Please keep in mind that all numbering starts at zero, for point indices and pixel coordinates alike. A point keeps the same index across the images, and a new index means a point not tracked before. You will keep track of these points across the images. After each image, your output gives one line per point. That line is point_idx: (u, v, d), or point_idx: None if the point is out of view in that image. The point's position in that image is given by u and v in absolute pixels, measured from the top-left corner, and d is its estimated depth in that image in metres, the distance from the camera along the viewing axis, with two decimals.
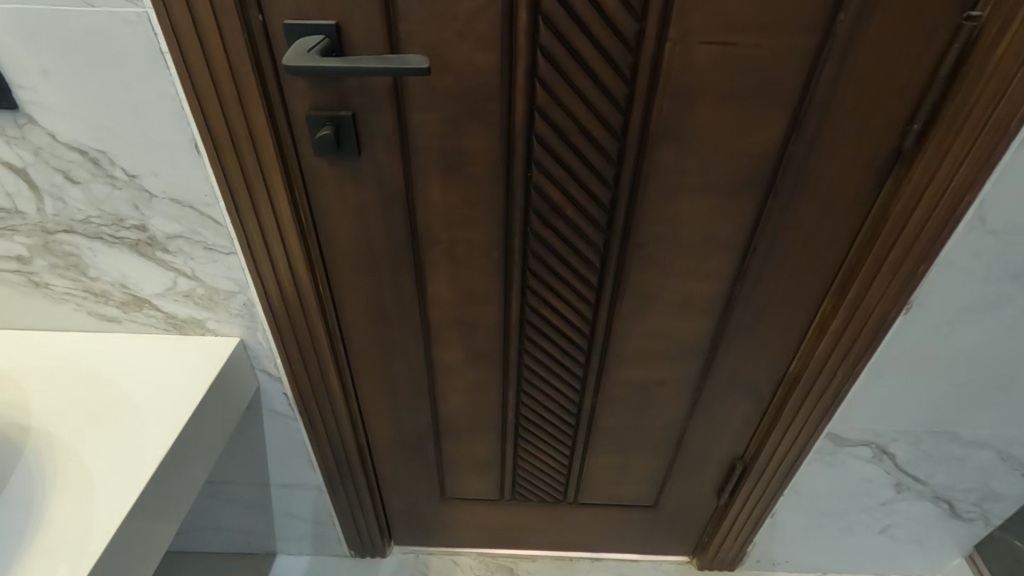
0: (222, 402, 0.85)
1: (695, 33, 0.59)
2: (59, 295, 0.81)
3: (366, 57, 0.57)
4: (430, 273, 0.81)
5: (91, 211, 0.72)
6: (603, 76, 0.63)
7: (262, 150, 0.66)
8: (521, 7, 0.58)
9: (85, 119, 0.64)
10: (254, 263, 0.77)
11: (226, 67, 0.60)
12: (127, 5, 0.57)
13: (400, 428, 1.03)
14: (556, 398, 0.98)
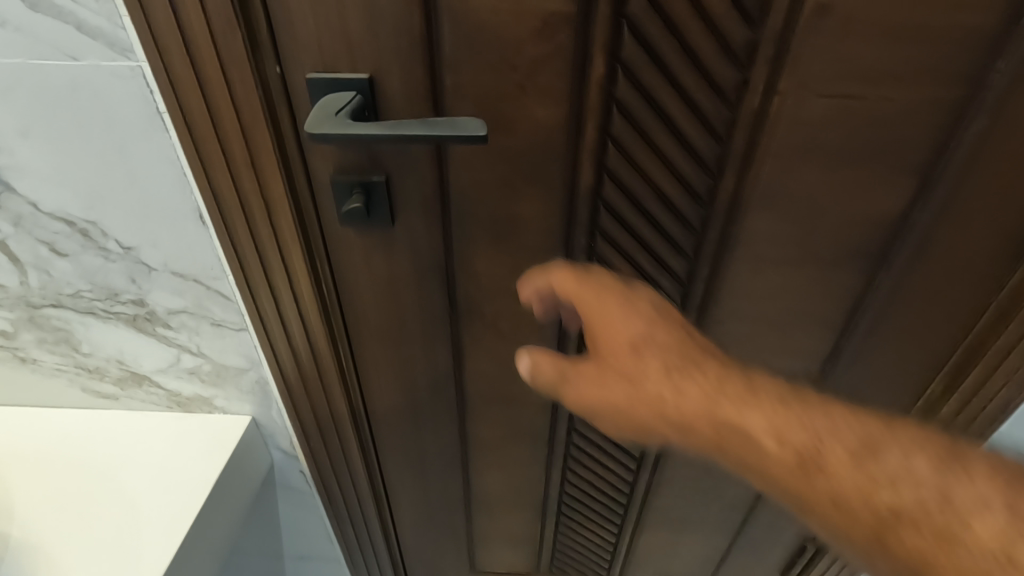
0: (232, 489, 0.76)
1: (811, 83, 0.48)
2: (49, 371, 0.71)
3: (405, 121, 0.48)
4: (469, 346, 0.70)
5: (82, 284, 0.62)
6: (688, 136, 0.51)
7: (278, 220, 0.56)
8: (597, 54, 0.47)
9: (71, 184, 0.54)
10: (268, 341, 0.66)
11: (235, 128, 0.49)
12: (118, 57, 0.46)
13: (428, 505, 0.92)
14: (605, 474, 0.88)
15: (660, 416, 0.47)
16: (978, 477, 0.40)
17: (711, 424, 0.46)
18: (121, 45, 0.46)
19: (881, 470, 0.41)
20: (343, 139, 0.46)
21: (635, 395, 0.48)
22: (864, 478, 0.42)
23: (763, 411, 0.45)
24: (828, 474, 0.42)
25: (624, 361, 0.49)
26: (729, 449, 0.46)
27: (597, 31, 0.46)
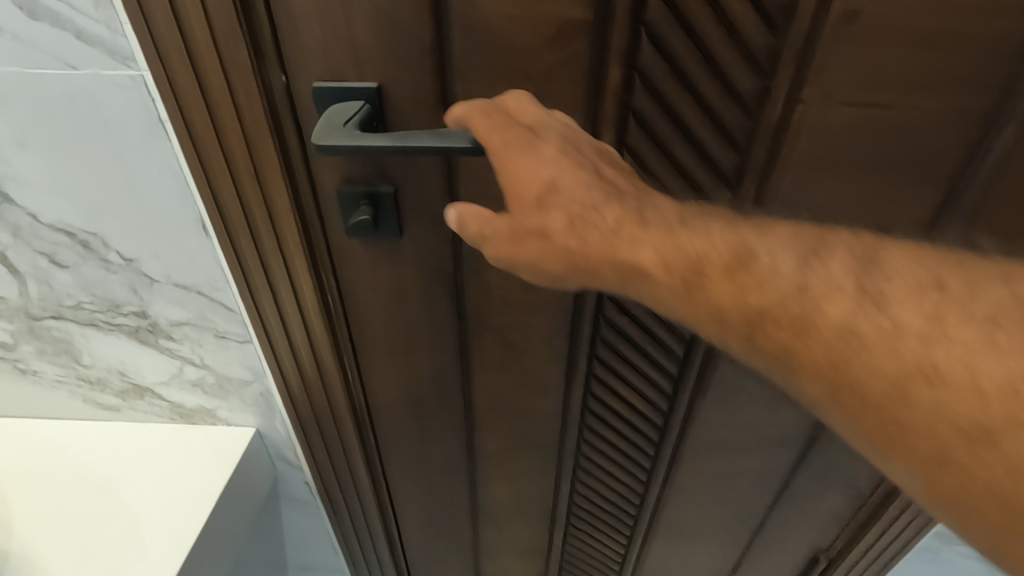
0: (235, 503, 0.74)
1: (835, 91, 0.46)
2: (50, 382, 0.70)
3: (418, 134, 0.46)
4: (478, 358, 0.69)
5: (83, 295, 0.61)
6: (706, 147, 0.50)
7: (283, 231, 0.54)
8: (613, 62, 0.46)
9: (71, 195, 0.52)
10: (272, 353, 0.64)
11: (239, 138, 0.48)
12: (119, 65, 0.45)
13: (435, 517, 0.91)
14: (615, 485, 0.87)
15: (570, 264, 0.45)
16: (825, 263, 0.40)
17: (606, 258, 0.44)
18: (121, 53, 0.44)
19: (758, 283, 0.41)
20: (350, 150, 0.45)
21: (550, 250, 0.44)
22: (744, 288, 0.41)
23: (657, 243, 0.42)
24: (704, 292, 0.42)
25: (548, 224, 0.44)
26: (631, 282, 0.44)
27: (613, 38, 0.45)
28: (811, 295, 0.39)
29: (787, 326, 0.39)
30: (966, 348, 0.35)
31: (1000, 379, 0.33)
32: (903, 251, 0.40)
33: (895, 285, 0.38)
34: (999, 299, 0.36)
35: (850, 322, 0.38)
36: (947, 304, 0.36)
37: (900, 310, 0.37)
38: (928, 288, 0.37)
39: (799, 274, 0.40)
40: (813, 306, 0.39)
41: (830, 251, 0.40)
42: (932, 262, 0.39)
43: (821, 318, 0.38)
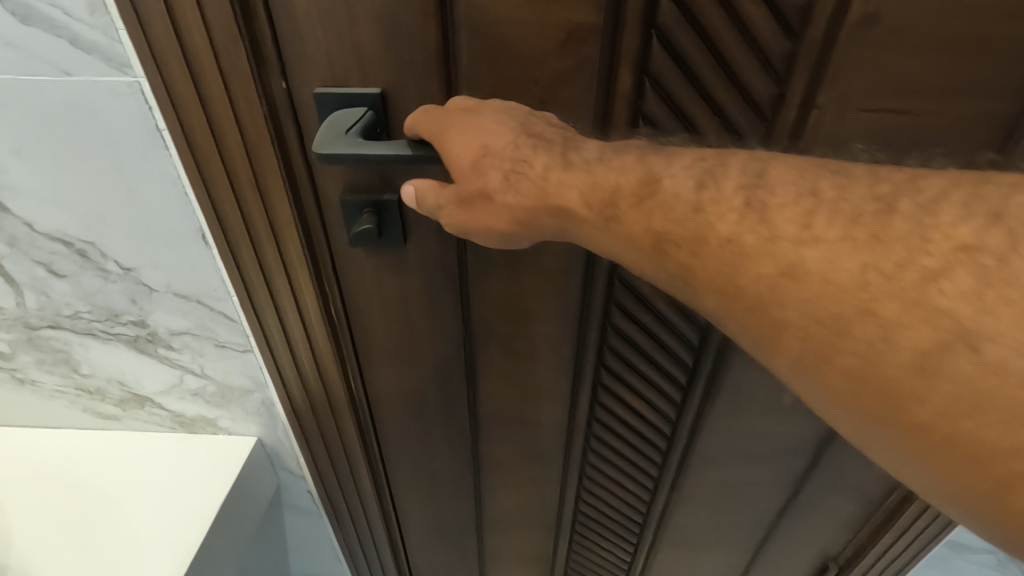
0: (236, 513, 0.73)
1: (853, 97, 0.45)
2: (48, 392, 0.69)
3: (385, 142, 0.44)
4: (483, 366, 0.67)
5: (81, 305, 0.59)
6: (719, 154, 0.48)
7: (284, 240, 0.53)
8: (624, 68, 0.44)
9: (68, 205, 0.51)
10: (274, 362, 0.63)
11: (239, 146, 0.47)
12: (115, 72, 0.44)
13: (439, 525, 0.90)
14: (621, 494, 0.86)
15: (519, 223, 0.43)
16: (715, 178, 0.39)
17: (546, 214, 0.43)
18: (117, 60, 0.43)
19: (659, 204, 0.39)
20: (351, 159, 0.44)
21: (497, 212, 0.43)
22: (650, 213, 0.39)
23: (575, 180, 0.41)
24: (618, 225, 0.40)
25: (489, 184, 0.42)
26: (572, 231, 0.43)
27: (624, 42, 0.43)
28: (701, 210, 0.38)
29: (689, 250, 0.38)
30: (836, 247, 0.34)
31: (857, 272, 0.33)
32: (790, 165, 0.39)
33: (778, 193, 0.37)
34: (865, 199, 0.35)
35: (735, 234, 0.37)
36: (819, 208, 0.35)
37: (779, 217, 0.36)
38: (805, 195, 0.36)
39: (691, 191, 0.39)
40: (703, 218, 0.38)
41: (722, 168, 0.39)
42: (817, 174, 0.38)
43: (711, 232, 0.37)
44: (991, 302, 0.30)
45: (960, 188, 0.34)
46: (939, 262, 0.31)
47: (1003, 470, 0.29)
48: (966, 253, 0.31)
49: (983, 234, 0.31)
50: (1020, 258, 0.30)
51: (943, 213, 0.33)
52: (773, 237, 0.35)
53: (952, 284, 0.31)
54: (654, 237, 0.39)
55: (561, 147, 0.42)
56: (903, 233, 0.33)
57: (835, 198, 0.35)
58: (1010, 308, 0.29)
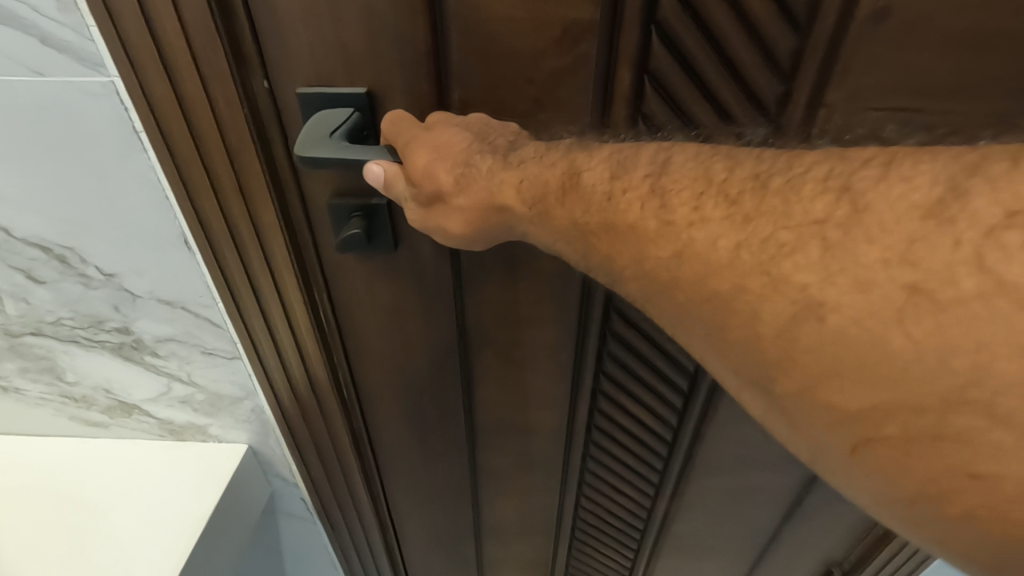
0: (227, 524, 0.72)
1: (863, 96, 0.43)
2: (33, 400, 0.67)
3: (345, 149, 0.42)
4: (479, 373, 0.66)
5: (63, 312, 0.58)
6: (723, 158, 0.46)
7: (270, 245, 0.51)
8: (623, 66, 0.42)
9: (45, 210, 0.49)
10: (263, 370, 0.62)
11: (221, 149, 0.45)
12: (88, 73, 0.41)
13: (436, 532, 0.88)
14: (622, 501, 0.84)
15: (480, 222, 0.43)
16: (624, 168, 0.38)
17: (493, 216, 0.42)
18: (91, 60, 0.41)
19: (578, 194, 0.39)
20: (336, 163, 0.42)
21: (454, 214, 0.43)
22: (572, 206, 0.39)
23: (514, 179, 0.41)
24: (549, 219, 0.40)
25: (441, 188, 0.42)
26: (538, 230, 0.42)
27: (622, 38, 0.41)
28: (611, 198, 0.37)
29: (605, 240, 0.37)
30: (719, 228, 0.33)
31: (731, 250, 0.32)
32: (691, 151, 0.38)
33: (674, 178, 0.36)
34: (745, 180, 0.34)
35: (639, 221, 0.36)
36: (708, 191, 0.34)
37: (672, 199, 0.35)
38: (699, 178, 0.35)
39: (604, 181, 0.38)
40: (612, 207, 0.37)
41: (634, 158, 0.39)
42: (714, 156, 0.37)
43: (619, 219, 0.37)
44: (833, 272, 0.29)
45: (824, 163, 0.33)
46: (796, 237, 0.31)
47: (867, 435, 0.29)
48: (818, 227, 0.30)
49: (831, 206, 0.31)
50: (859, 227, 0.29)
51: (806, 188, 0.32)
52: (667, 220, 0.35)
53: (802, 258, 0.30)
54: (575, 227, 0.39)
55: (503, 148, 0.42)
56: (771, 209, 0.32)
57: (724, 180, 0.35)
58: (847, 276, 0.29)
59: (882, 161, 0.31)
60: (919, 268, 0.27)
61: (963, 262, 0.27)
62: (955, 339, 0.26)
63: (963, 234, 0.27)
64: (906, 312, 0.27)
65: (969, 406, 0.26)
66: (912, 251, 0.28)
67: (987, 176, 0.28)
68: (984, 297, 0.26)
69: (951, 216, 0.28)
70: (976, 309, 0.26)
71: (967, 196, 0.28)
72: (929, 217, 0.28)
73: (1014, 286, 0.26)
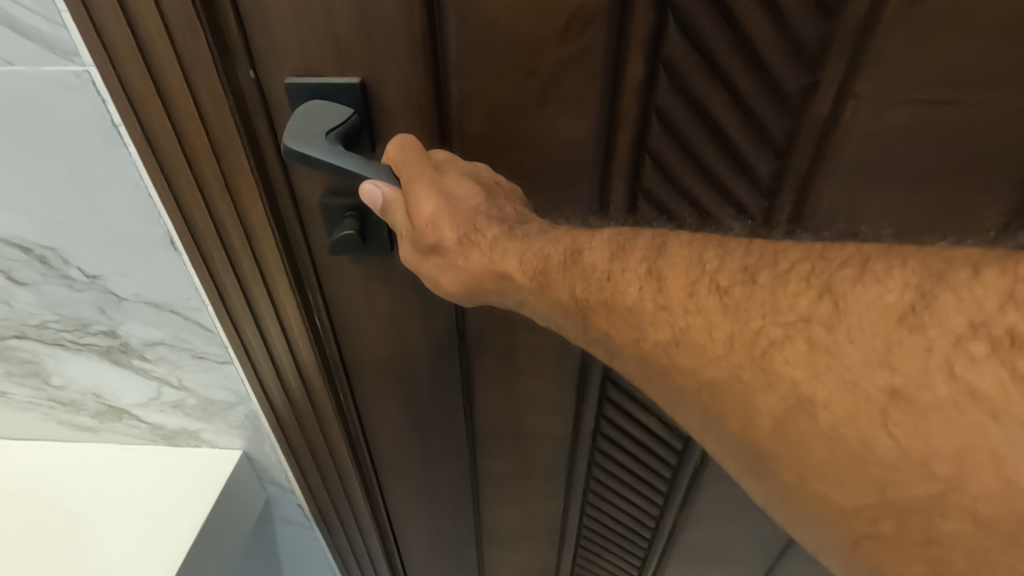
0: (222, 532, 0.69)
1: (894, 87, 0.40)
2: (21, 404, 0.65)
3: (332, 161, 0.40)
4: (481, 378, 0.63)
5: (48, 315, 0.55)
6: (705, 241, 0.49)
7: (261, 246, 0.48)
8: (634, 55, 0.39)
9: (23, 209, 0.47)
10: (256, 375, 0.59)
11: (206, 145, 0.42)
12: (62, 62, 0.39)
13: (438, 538, 0.86)
14: (628, 509, 0.81)
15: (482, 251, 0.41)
16: (624, 249, 0.40)
17: (494, 281, 0.43)
18: (65, 48, 0.38)
19: (578, 272, 0.40)
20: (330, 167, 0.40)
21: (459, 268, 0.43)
22: (572, 280, 0.40)
23: (517, 248, 0.42)
24: (549, 290, 0.41)
25: (445, 241, 0.42)
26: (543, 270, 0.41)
27: (634, 25, 0.38)
28: (609, 277, 0.39)
29: (603, 315, 0.39)
30: (711, 317, 0.35)
31: (725, 340, 0.34)
32: (685, 237, 0.40)
33: (671, 263, 0.38)
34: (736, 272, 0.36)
35: (636, 302, 0.38)
36: (701, 279, 0.36)
37: (668, 285, 0.37)
38: (693, 265, 0.37)
39: (604, 261, 0.40)
40: (611, 285, 0.39)
41: (634, 240, 0.40)
42: (707, 244, 0.38)
43: (617, 300, 0.38)
44: (821, 369, 0.31)
45: (807, 261, 0.35)
46: (784, 333, 0.33)
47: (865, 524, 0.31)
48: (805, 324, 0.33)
49: (814, 303, 0.33)
50: (842, 330, 0.31)
51: (790, 284, 0.34)
52: (663, 304, 0.37)
53: (791, 353, 0.33)
54: (574, 301, 0.40)
55: (512, 217, 0.43)
56: (760, 301, 0.34)
57: (715, 269, 0.36)
58: (833, 376, 0.31)
59: (858, 261, 0.33)
60: (898, 371, 0.30)
61: (938, 368, 0.29)
62: (938, 444, 0.28)
63: (934, 340, 0.29)
64: (888, 412, 0.30)
65: (954, 512, 0.28)
66: (890, 355, 0.30)
67: (951, 284, 0.30)
68: (958, 404, 0.28)
69: (923, 323, 0.30)
70: (952, 416, 0.28)
71: (936, 304, 0.30)
72: (903, 320, 0.30)
73: (984, 395, 0.28)
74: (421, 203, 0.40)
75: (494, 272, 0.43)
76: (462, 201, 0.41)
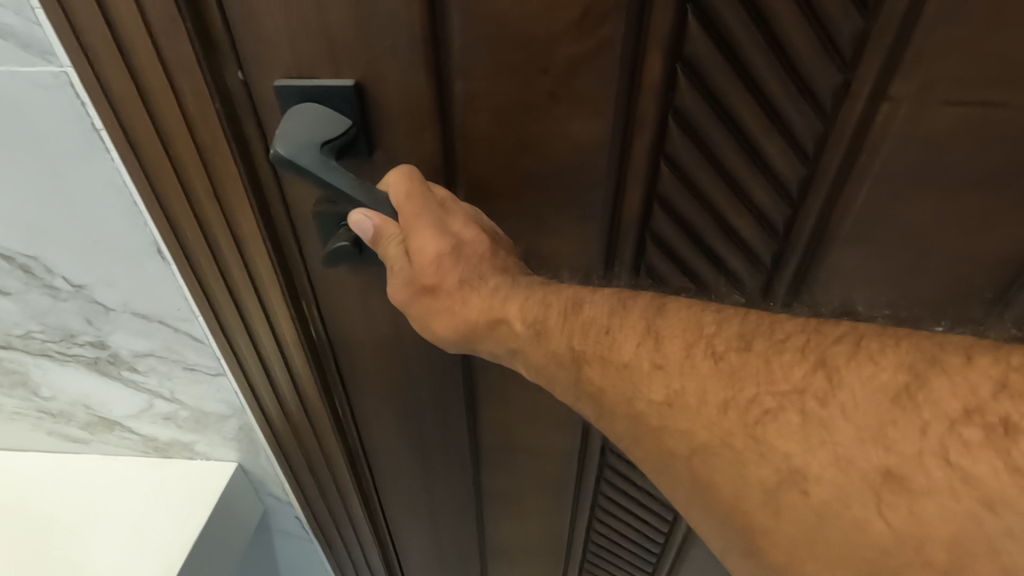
0: (216, 548, 0.67)
1: (937, 87, 0.36)
2: (9, 414, 0.63)
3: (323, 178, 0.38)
4: (484, 393, 0.61)
5: (32, 325, 0.53)
6: (713, 286, 0.49)
7: (252, 256, 0.46)
8: (653, 54, 0.36)
9: (3, 216, 0.44)
10: (251, 387, 0.57)
11: (192, 150, 0.39)
12: (37, 62, 0.36)
13: (439, 552, 0.83)
14: (637, 525, 0.78)
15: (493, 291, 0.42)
16: (623, 306, 0.39)
17: (491, 327, 0.42)
18: (39, 47, 0.36)
19: (578, 323, 0.40)
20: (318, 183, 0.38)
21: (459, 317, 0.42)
22: (572, 329, 0.40)
23: (518, 296, 0.41)
24: (547, 340, 0.40)
25: (443, 285, 0.41)
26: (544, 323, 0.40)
27: (654, 21, 0.35)
28: (608, 330, 0.39)
29: (598, 368, 0.38)
30: (705, 381, 0.34)
31: (719, 406, 0.34)
32: (684, 300, 0.39)
33: (669, 323, 0.37)
34: (732, 337, 0.35)
35: (632, 360, 0.37)
36: (698, 343, 0.36)
37: (665, 345, 0.37)
38: (689, 327, 0.37)
39: (604, 314, 0.39)
40: (610, 340, 0.38)
41: (634, 298, 0.40)
42: (705, 308, 0.38)
43: (613, 355, 0.38)
44: (814, 444, 0.31)
45: (803, 333, 0.34)
46: (778, 403, 0.32)
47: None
48: (796, 394, 0.32)
49: (809, 375, 0.32)
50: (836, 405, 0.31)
51: (786, 355, 0.34)
52: (660, 363, 0.36)
53: (785, 426, 0.32)
54: (570, 353, 0.39)
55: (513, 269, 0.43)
56: (755, 369, 0.33)
57: (712, 334, 0.36)
58: (826, 452, 0.30)
59: (853, 337, 0.33)
60: (893, 451, 0.29)
61: (934, 453, 0.28)
62: (933, 529, 0.27)
63: (928, 423, 0.29)
64: (882, 494, 0.29)
65: None
66: (884, 435, 0.29)
67: (943, 368, 0.30)
68: (951, 490, 0.28)
69: (917, 404, 0.30)
70: (947, 504, 0.27)
71: (930, 385, 0.30)
72: (898, 401, 0.30)
73: (978, 482, 0.27)
74: (423, 245, 0.39)
75: (493, 317, 0.42)
76: (469, 247, 0.40)
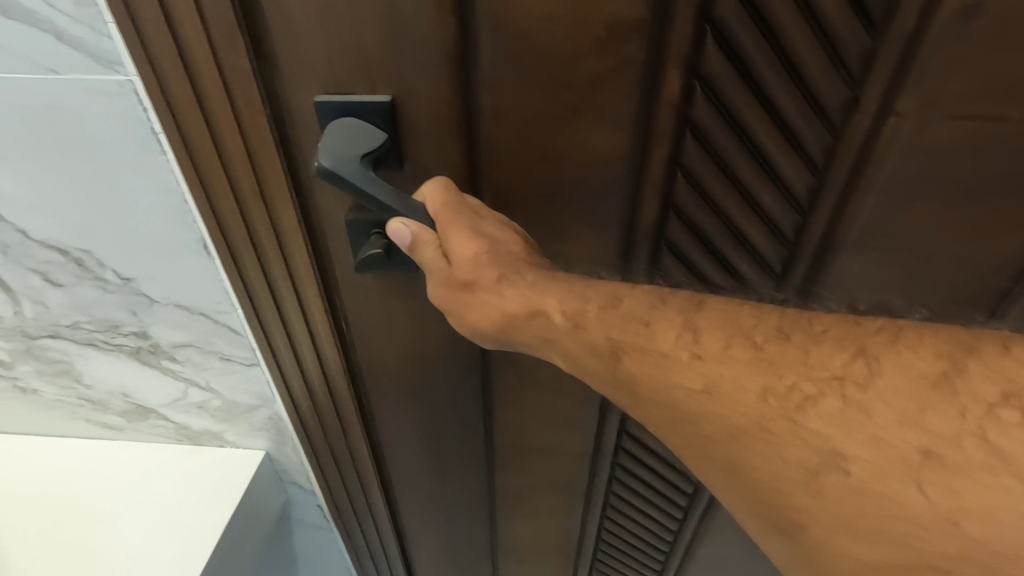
0: (242, 533, 0.70)
1: (940, 103, 0.39)
2: (51, 401, 0.67)
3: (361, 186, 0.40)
4: (502, 393, 0.63)
5: (80, 315, 0.56)
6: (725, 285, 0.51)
7: (291, 253, 0.49)
8: (671, 70, 0.39)
9: (61, 213, 0.48)
10: (282, 379, 0.60)
11: (242, 153, 0.42)
12: (104, 71, 0.39)
13: (453, 548, 0.86)
14: (647, 524, 0.80)
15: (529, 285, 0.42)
16: (662, 301, 0.42)
17: (527, 318, 0.43)
18: (108, 58, 0.39)
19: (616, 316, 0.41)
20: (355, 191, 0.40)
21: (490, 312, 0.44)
22: (609, 324, 0.41)
23: (554, 289, 0.42)
24: (583, 331, 0.42)
25: (480, 282, 0.42)
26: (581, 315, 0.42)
27: (673, 40, 0.38)
28: (646, 322, 0.41)
29: (637, 359, 0.40)
30: (744, 372, 0.37)
31: (759, 393, 0.36)
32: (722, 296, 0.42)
33: (707, 317, 0.40)
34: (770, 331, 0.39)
35: (672, 350, 0.39)
36: (735, 339, 0.39)
37: (704, 337, 0.39)
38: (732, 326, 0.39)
39: (643, 309, 0.42)
40: (648, 332, 0.40)
41: (671, 294, 0.43)
42: (743, 305, 0.41)
43: (651, 344, 0.40)
44: (852, 428, 0.33)
45: (840, 327, 0.38)
46: (818, 389, 0.35)
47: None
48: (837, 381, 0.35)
49: (848, 363, 0.36)
50: (874, 393, 0.34)
51: (825, 343, 0.37)
52: (698, 354, 0.39)
53: (825, 410, 0.34)
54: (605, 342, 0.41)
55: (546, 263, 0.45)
56: (793, 359, 0.37)
57: (751, 327, 0.39)
58: (865, 432, 0.33)
59: (891, 330, 0.37)
60: (930, 433, 0.32)
61: (970, 432, 0.32)
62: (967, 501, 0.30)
63: (968, 407, 0.32)
64: (922, 473, 0.31)
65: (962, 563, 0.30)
66: (923, 418, 0.33)
67: (982, 355, 0.34)
68: (988, 466, 0.30)
69: (957, 390, 0.33)
70: (977, 479, 0.30)
71: (967, 374, 0.33)
72: (936, 385, 0.33)
73: (1016, 460, 0.30)
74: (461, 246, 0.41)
75: (529, 309, 0.43)
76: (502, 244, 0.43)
